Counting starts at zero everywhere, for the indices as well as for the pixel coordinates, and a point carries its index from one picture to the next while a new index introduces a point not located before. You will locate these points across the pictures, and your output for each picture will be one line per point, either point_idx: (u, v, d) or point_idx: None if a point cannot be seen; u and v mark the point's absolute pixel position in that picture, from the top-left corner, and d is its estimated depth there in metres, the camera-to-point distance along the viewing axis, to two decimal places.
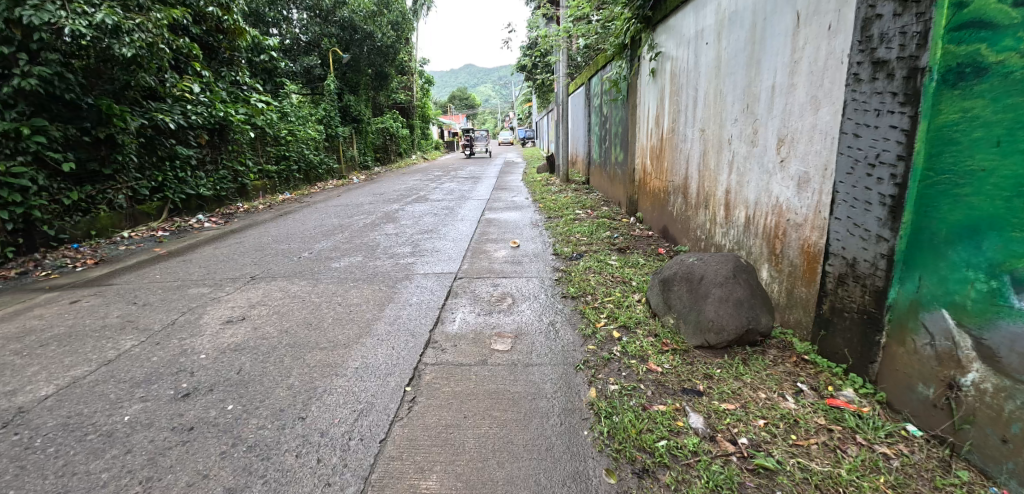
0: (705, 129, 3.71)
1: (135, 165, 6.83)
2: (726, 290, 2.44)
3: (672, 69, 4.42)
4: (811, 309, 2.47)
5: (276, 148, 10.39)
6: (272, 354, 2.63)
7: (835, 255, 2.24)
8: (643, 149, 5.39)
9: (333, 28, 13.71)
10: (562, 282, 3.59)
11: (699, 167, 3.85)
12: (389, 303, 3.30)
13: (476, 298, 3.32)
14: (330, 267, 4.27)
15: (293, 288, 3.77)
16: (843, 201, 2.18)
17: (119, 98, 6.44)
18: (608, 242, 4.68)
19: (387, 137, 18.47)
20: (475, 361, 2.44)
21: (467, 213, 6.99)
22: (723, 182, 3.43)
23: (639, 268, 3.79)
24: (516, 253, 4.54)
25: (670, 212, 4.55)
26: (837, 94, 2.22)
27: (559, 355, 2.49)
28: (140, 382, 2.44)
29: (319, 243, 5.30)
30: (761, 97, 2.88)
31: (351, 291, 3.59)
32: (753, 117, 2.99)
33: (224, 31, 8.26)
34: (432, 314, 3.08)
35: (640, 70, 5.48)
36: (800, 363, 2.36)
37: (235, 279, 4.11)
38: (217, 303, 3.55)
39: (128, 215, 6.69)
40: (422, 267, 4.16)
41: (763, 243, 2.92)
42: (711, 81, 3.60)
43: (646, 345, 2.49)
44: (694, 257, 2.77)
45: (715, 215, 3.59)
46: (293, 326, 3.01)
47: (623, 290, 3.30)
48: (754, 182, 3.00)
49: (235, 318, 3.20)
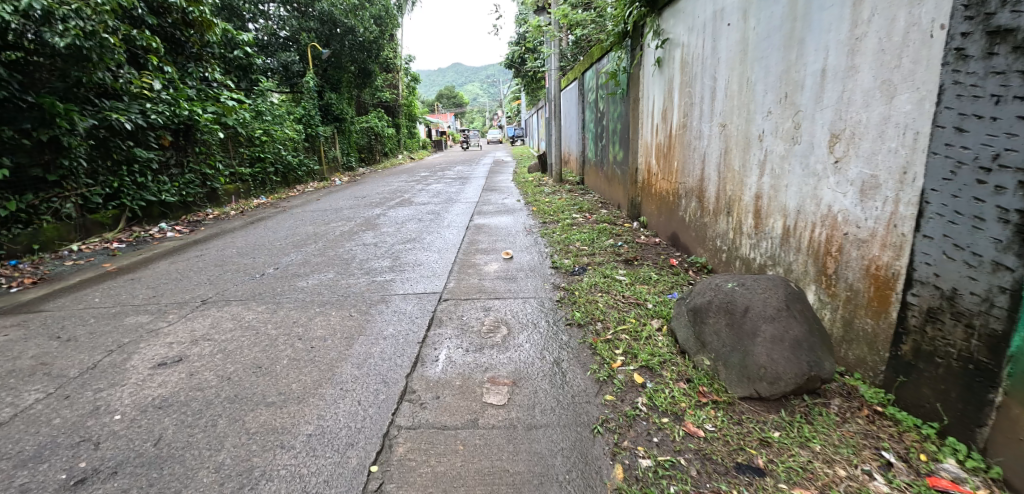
0: (726, 123, 3.21)
1: (86, 170, 6.17)
2: (779, 329, 1.93)
3: (682, 57, 3.92)
4: (881, 347, 1.98)
5: (251, 149, 9.73)
6: (202, 416, 2.10)
7: (922, 283, 1.75)
8: (648, 146, 4.90)
9: (312, 22, 12.93)
10: (565, 305, 3.06)
11: (718, 168, 3.36)
12: (360, 337, 2.75)
13: (464, 328, 2.78)
14: (296, 287, 3.71)
15: (248, 315, 3.20)
16: (935, 214, 1.69)
17: (67, 97, 5.77)
18: (613, 252, 4.17)
19: (372, 137, 17.77)
20: (462, 422, 1.92)
21: (454, 218, 6.45)
22: (752, 185, 2.93)
23: (652, 285, 3.28)
24: (508, 266, 4.02)
25: (682, 217, 4.06)
26: (922, 76, 1.73)
27: (569, 411, 1.97)
28: (26, 461, 1.88)
29: (287, 256, 4.72)
30: (805, 84, 2.39)
31: (316, 319, 3.04)
32: (793, 109, 2.50)
33: (191, 25, 7.64)
34: (410, 351, 2.53)
35: (641, 60, 4.99)
36: (876, 419, 1.87)
37: (182, 304, 3.53)
38: (154, 338, 2.98)
39: (78, 227, 6.01)
40: (402, 285, 3.62)
41: (807, 259, 2.43)
42: (733, 67, 3.10)
43: (678, 397, 1.98)
44: (732, 282, 2.24)
45: (740, 223, 3.10)
46: (238, 371, 2.46)
47: (639, 315, 2.78)
48: (795, 186, 2.51)
49: (170, 361, 2.64)
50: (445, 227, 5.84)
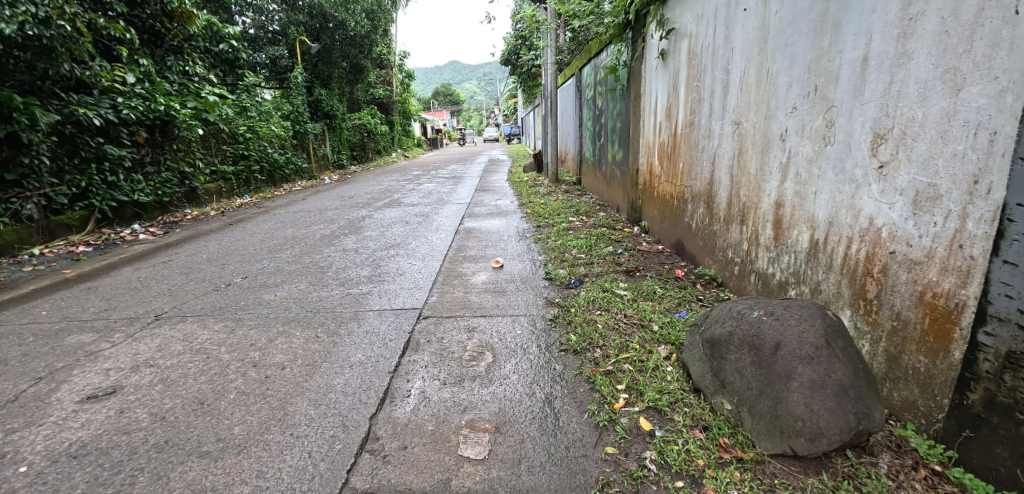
0: (741, 121, 2.86)
1: (50, 168, 5.73)
2: (820, 372, 1.60)
3: (689, 48, 3.57)
4: (939, 391, 1.69)
5: (234, 146, 9.31)
6: (119, 472, 1.73)
7: (1000, 320, 1.47)
8: (650, 145, 4.55)
9: (302, 15, 12.46)
10: (560, 326, 2.70)
11: (730, 170, 3.01)
12: (323, 365, 2.38)
13: (442, 354, 2.42)
14: (261, 301, 3.33)
15: (201, 335, 2.82)
16: (1020, 235, 1.41)
17: (31, 91, 5.42)
18: (613, 260, 3.83)
19: (364, 134, 17.27)
20: (433, 486, 1.56)
21: (443, 221, 6.06)
22: (771, 191, 2.58)
23: (658, 302, 2.94)
24: (498, 277, 3.67)
25: (688, 224, 3.71)
26: (1005, 65, 1.43)
27: (563, 469, 1.62)
28: None
29: (259, 263, 4.34)
30: (841, 76, 2.06)
31: (277, 342, 2.66)
32: (825, 103, 2.16)
33: (171, 16, 7.31)
34: (379, 385, 2.17)
35: (644, 53, 4.63)
36: (938, 483, 1.58)
37: (133, 320, 3.15)
38: (91, 363, 2.59)
39: (42, 229, 5.56)
40: (379, 299, 3.25)
41: (841, 280, 2.12)
42: (750, 57, 2.75)
43: (694, 452, 1.63)
44: (758, 309, 1.87)
45: (756, 233, 2.76)
46: (175, 409, 2.08)
47: (643, 340, 2.43)
48: (826, 194, 2.18)
49: (101, 394, 2.25)
50: (433, 231, 5.46)
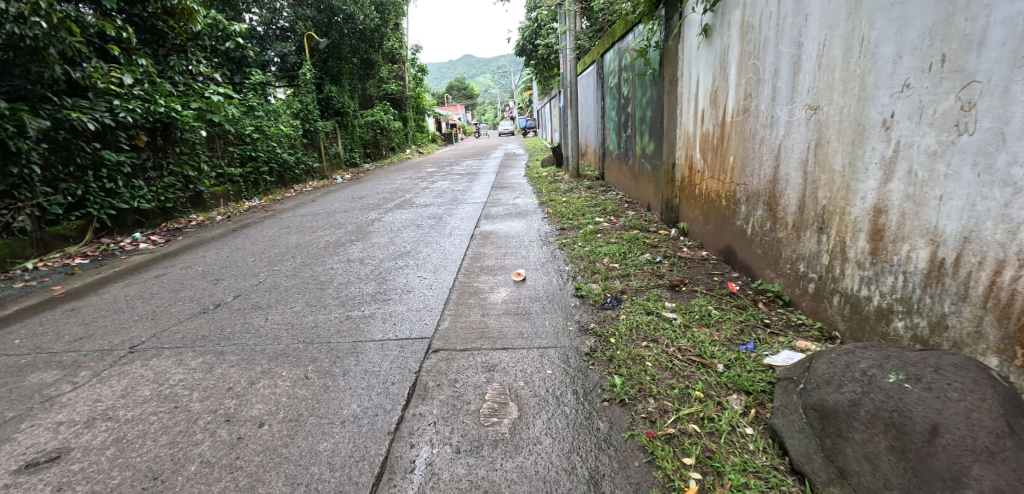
0: (821, 105, 2.30)
1: (42, 176, 5.36)
2: (1007, 476, 1.11)
3: (743, 20, 3.01)
4: None
5: (241, 147, 8.98)
6: None
7: None
8: (690, 136, 3.99)
9: (309, 10, 12.03)
10: (599, 363, 2.20)
11: (804, 165, 2.45)
12: (309, 420, 1.94)
13: (455, 407, 1.94)
14: (250, 327, 2.91)
15: (174, 376, 2.40)
16: None
17: (22, 97, 5.05)
18: (652, 271, 3.32)
19: (377, 132, 16.87)
20: None
21: (458, 224, 5.59)
22: (867, 193, 2.02)
23: (716, 328, 2.42)
24: (520, 294, 3.18)
25: (741, 228, 3.16)
26: None
27: None
28: None
29: (256, 279, 3.93)
30: (987, 40, 1.52)
31: (259, 385, 2.23)
32: (961, 77, 1.61)
33: (173, 15, 6.86)
34: (374, 455, 1.70)
35: (681, 30, 4.05)
36: None
37: (105, 353, 2.76)
38: (42, 414, 2.19)
39: (36, 241, 5.24)
40: (383, 326, 2.79)
41: (983, 316, 1.58)
42: (833, 23, 2.19)
43: None
44: (893, 374, 1.40)
45: (841, 245, 2.21)
46: (121, 488, 1.66)
47: (708, 386, 1.92)
48: (959, 201, 1.63)
49: (42, 460, 1.86)
50: (447, 236, 5.01)
